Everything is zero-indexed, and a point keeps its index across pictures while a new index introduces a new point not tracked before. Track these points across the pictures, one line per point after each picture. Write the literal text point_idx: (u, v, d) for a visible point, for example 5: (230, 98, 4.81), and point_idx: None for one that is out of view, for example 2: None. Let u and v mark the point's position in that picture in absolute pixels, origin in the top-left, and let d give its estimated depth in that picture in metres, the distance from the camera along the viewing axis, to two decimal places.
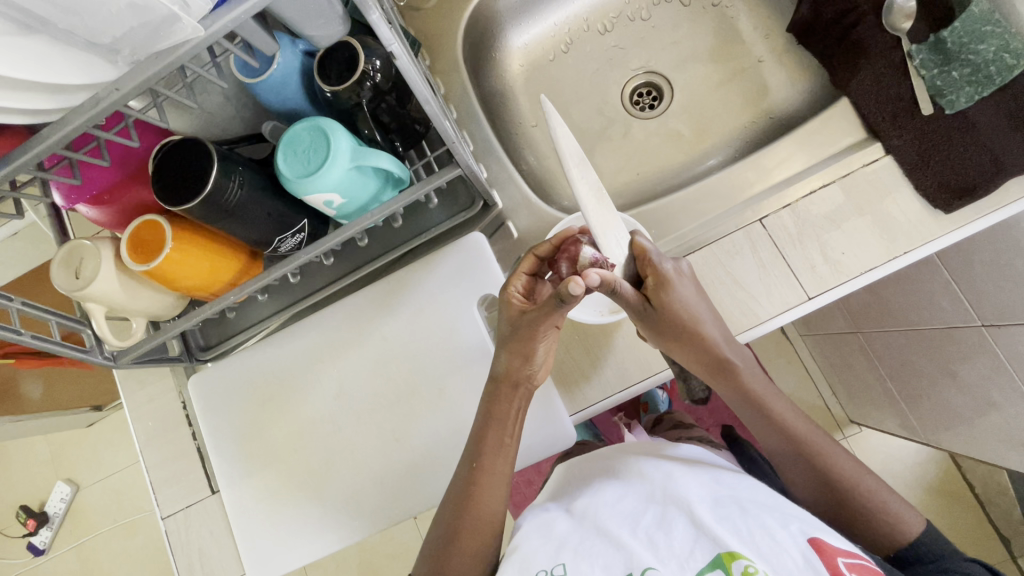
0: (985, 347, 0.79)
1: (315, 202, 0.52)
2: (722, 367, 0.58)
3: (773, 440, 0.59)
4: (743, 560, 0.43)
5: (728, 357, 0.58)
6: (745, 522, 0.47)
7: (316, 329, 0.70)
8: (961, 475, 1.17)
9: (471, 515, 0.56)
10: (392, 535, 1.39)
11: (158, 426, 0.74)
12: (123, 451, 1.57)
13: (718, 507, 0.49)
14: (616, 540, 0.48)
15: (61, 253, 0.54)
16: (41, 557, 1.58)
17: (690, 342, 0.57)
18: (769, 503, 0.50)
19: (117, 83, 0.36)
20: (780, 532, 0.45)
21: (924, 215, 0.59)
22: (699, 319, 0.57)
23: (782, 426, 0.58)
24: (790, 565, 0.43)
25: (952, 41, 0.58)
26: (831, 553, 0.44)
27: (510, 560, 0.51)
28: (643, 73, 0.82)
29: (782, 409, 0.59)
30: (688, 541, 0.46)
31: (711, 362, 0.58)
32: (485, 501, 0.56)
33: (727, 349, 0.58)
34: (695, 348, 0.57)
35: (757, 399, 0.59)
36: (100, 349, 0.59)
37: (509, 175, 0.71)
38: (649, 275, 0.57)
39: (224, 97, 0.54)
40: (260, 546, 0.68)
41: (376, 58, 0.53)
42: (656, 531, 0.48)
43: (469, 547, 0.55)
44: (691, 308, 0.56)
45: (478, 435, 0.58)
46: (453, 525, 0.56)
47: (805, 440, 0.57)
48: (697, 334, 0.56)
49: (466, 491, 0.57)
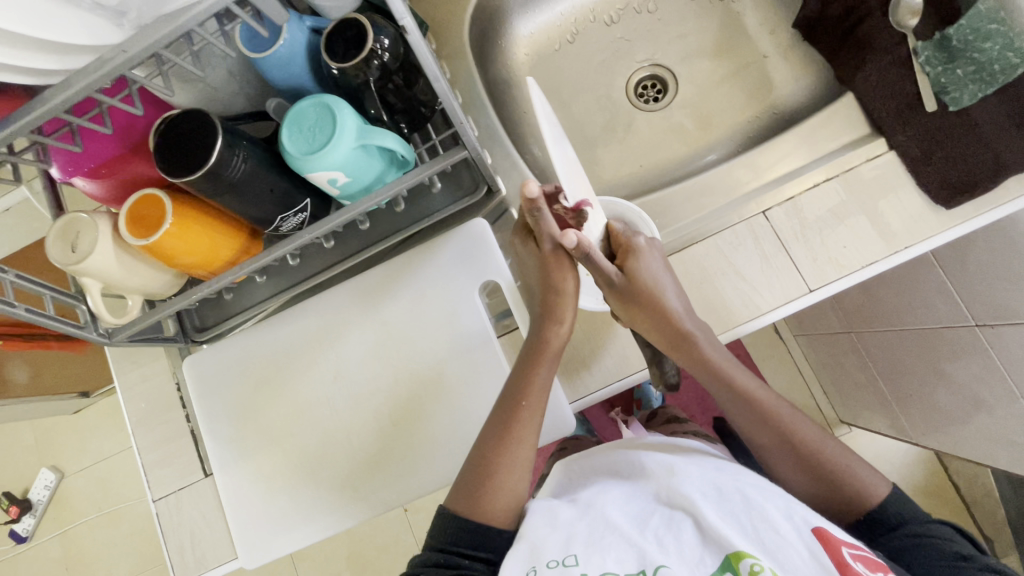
0: (977, 347, 0.80)
1: (319, 180, 0.51)
2: (685, 341, 0.58)
3: (746, 423, 0.58)
4: (749, 560, 0.44)
5: (688, 329, 0.58)
6: (749, 516, 0.47)
7: (314, 312, 0.69)
8: (947, 476, 1.19)
9: (504, 459, 0.56)
10: (382, 528, 1.38)
11: (150, 407, 0.73)
12: (111, 439, 1.55)
13: (722, 501, 0.49)
14: (626, 536, 0.48)
15: (56, 227, 0.53)
16: (23, 545, 1.55)
17: (653, 311, 0.57)
18: (771, 489, 0.50)
19: (124, 46, 0.35)
20: (784, 524, 0.45)
21: (926, 211, 0.59)
22: (662, 289, 0.57)
23: (756, 406, 0.57)
24: (796, 560, 0.44)
25: (957, 39, 0.58)
26: (837, 543, 0.44)
27: (516, 551, 0.50)
28: (648, 66, 0.82)
29: (743, 379, 0.58)
30: (696, 545, 0.47)
31: (670, 335, 0.58)
32: (522, 436, 0.57)
33: (688, 321, 0.58)
34: (658, 319, 0.57)
35: (723, 375, 0.58)
36: (95, 326, 0.58)
37: (513, 163, 0.71)
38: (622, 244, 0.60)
39: (229, 74, 0.52)
40: (254, 530, 0.67)
41: (384, 36, 0.52)
42: (665, 532, 0.48)
43: (502, 484, 0.56)
44: (659, 279, 0.58)
45: (526, 376, 0.59)
46: (486, 464, 0.56)
47: (780, 421, 0.56)
48: (659, 305, 0.57)
49: (504, 422, 0.57)
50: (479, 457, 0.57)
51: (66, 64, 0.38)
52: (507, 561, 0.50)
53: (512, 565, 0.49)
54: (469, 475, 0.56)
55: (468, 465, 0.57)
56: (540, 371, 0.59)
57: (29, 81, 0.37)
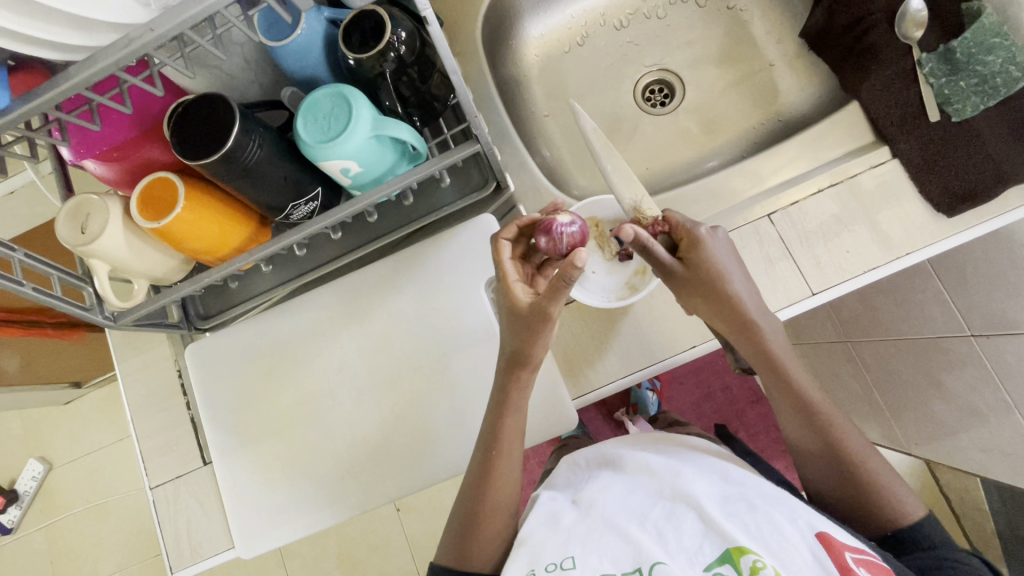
0: (974, 357, 0.81)
1: (332, 169, 0.51)
2: (753, 331, 0.56)
3: (791, 422, 0.58)
4: (752, 555, 0.43)
5: (757, 321, 0.56)
6: (753, 517, 0.47)
7: (320, 302, 0.70)
8: (938, 488, 1.19)
9: (493, 506, 0.56)
10: (374, 526, 1.37)
11: (151, 393, 0.73)
12: (104, 430, 1.53)
13: (727, 504, 0.49)
14: (623, 533, 0.48)
15: (67, 207, 0.53)
16: (8, 537, 1.53)
17: (722, 306, 0.56)
18: (775, 498, 0.50)
19: (151, 24, 0.35)
20: (788, 527, 0.46)
21: (928, 218, 0.61)
22: (731, 279, 0.55)
23: (801, 397, 0.57)
24: (799, 561, 0.43)
25: (961, 52, 0.60)
26: (839, 548, 0.44)
27: (517, 554, 0.50)
28: (657, 71, 0.83)
29: (802, 376, 0.58)
30: (697, 537, 0.46)
31: (741, 327, 0.56)
32: (501, 487, 0.57)
33: (756, 312, 0.56)
34: (723, 302, 0.55)
35: (785, 368, 0.58)
36: (100, 308, 0.57)
37: (522, 161, 0.72)
38: (683, 241, 0.57)
39: (244, 61, 0.52)
40: (251, 521, 0.67)
41: (401, 30, 0.53)
42: (665, 525, 0.48)
43: (493, 528, 0.56)
44: (724, 267, 0.55)
45: (495, 426, 0.58)
46: (475, 507, 0.56)
47: (828, 425, 0.56)
48: (737, 303, 0.55)
49: (482, 476, 0.57)
50: (469, 501, 0.57)
51: (90, 42, 0.39)
52: (509, 562, 0.50)
53: (512, 567, 0.49)
54: (458, 520, 0.57)
55: (455, 515, 0.58)
56: (512, 421, 0.58)
57: (57, 57, 0.39)
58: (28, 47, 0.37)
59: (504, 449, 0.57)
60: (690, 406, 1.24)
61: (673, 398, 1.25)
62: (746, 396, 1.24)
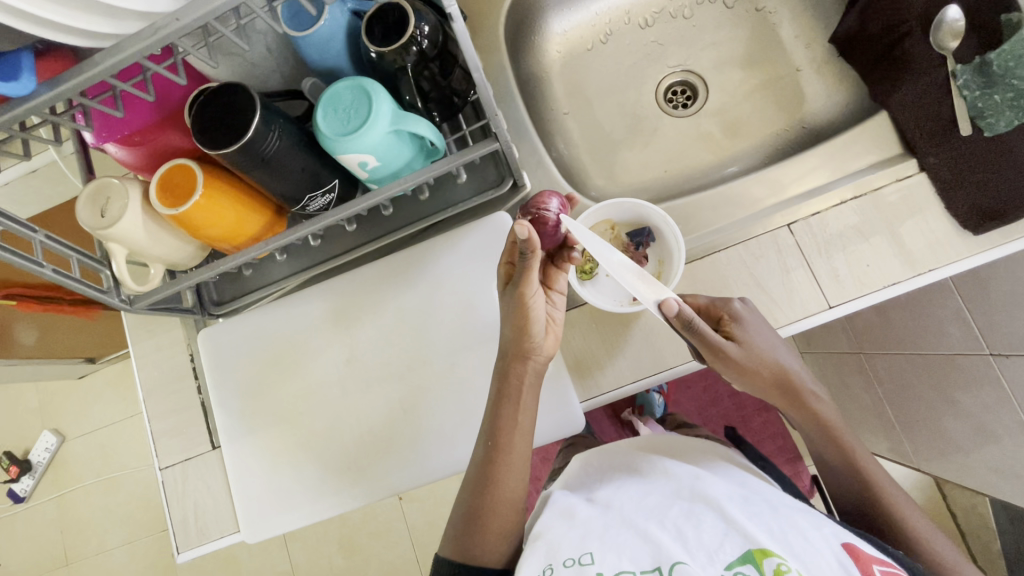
0: (990, 376, 0.79)
1: (350, 162, 0.51)
2: (795, 391, 0.59)
3: (819, 450, 0.61)
4: (775, 558, 0.42)
5: (798, 381, 0.58)
6: (776, 521, 0.47)
7: (333, 293, 0.70)
8: (945, 506, 1.17)
9: (498, 506, 0.56)
10: (376, 514, 1.39)
11: (163, 376, 0.74)
12: (116, 406, 1.56)
13: (748, 506, 0.49)
14: (642, 531, 0.47)
15: (87, 190, 0.53)
16: (20, 505, 1.57)
17: (768, 376, 0.57)
18: (798, 506, 0.51)
19: (178, 13, 0.35)
20: (814, 533, 0.46)
21: (953, 235, 0.59)
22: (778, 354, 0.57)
23: (828, 430, 0.60)
24: (824, 565, 0.43)
25: (998, 64, 0.59)
26: (866, 560, 0.44)
27: (533, 548, 0.49)
28: (680, 72, 0.82)
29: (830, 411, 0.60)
30: (718, 536, 0.45)
31: (785, 389, 0.59)
32: (502, 488, 0.57)
33: (798, 373, 0.58)
34: (775, 380, 0.58)
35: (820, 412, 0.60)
36: (117, 291, 0.58)
37: (539, 160, 0.71)
38: (723, 316, 0.57)
39: (267, 50, 0.52)
40: (258, 506, 0.68)
41: (425, 24, 0.52)
42: (684, 523, 0.47)
43: (496, 528, 0.56)
44: (773, 345, 0.57)
45: (495, 419, 0.57)
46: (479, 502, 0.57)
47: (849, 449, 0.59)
48: (785, 369, 0.58)
49: (486, 479, 0.57)
50: (471, 499, 0.57)
51: (119, 30, 0.40)
52: (524, 556, 0.49)
53: (528, 561, 0.48)
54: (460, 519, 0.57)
55: (457, 510, 0.58)
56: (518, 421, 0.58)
57: (86, 44, 0.39)
58: (62, 36, 0.37)
59: (508, 449, 0.57)
60: (696, 409, 1.24)
61: (679, 401, 1.25)
62: (754, 403, 1.22)
